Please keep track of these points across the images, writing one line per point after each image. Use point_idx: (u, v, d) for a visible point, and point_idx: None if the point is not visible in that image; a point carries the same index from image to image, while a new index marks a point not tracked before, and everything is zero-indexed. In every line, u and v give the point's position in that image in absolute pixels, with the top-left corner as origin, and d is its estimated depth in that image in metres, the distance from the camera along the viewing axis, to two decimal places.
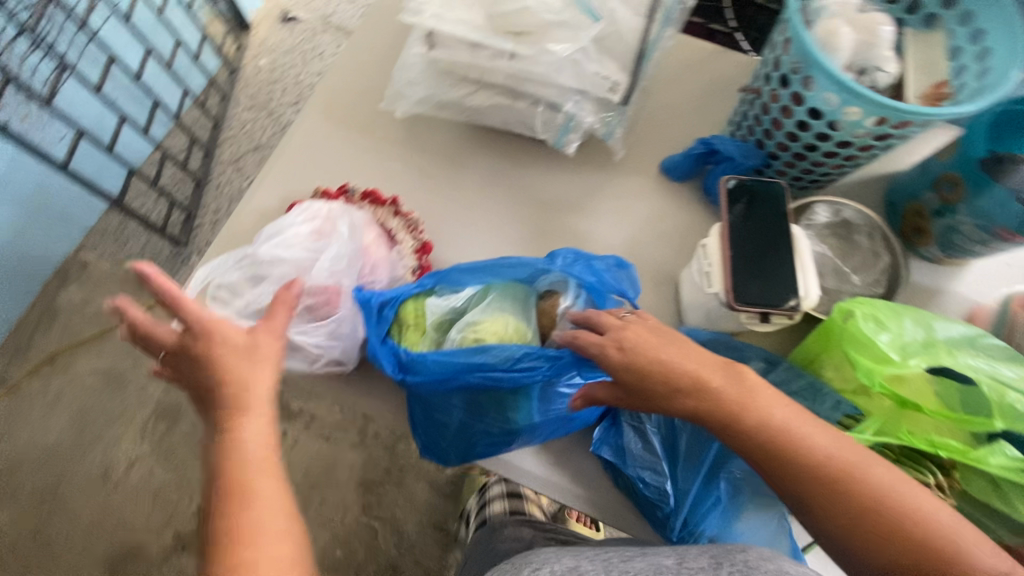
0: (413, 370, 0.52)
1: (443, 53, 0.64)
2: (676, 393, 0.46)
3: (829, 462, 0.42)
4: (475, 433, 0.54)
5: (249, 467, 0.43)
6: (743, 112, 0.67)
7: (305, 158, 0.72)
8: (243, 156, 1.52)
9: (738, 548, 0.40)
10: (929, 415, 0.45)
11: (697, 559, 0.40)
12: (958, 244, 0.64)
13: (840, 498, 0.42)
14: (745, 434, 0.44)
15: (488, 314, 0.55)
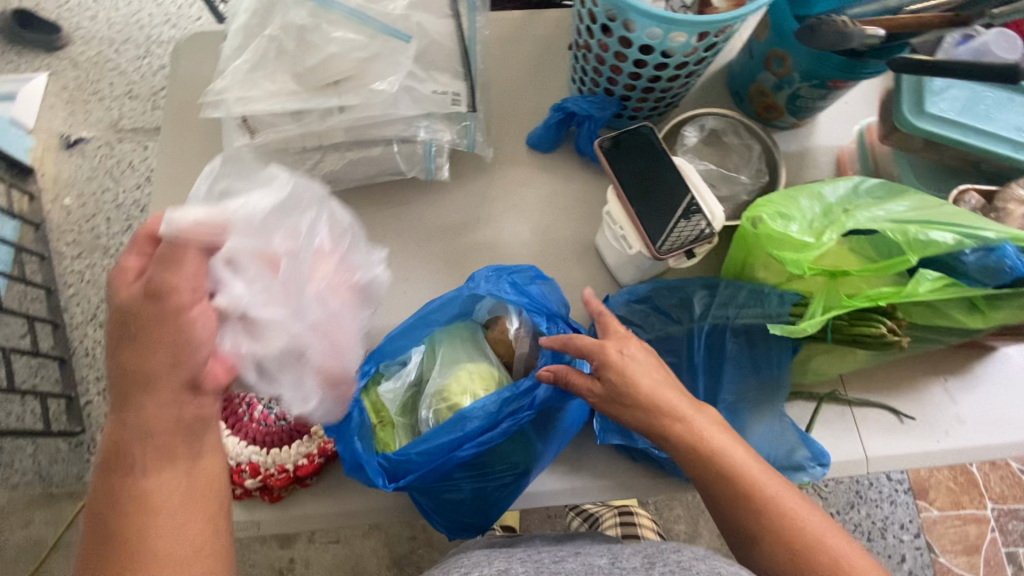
0: (403, 469, 0.49)
1: (273, 135, 0.60)
2: (651, 412, 0.47)
3: (759, 483, 0.44)
4: (491, 490, 0.52)
5: (136, 470, 0.38)
6: (581, 68, 0.68)
7: None
8: (99, 309, 1.34)
9: (669, 547, 0.45)
10: (857, 276, 0.49)
11: (631, 558, 0.45)
12: (805, 106, 0.69)
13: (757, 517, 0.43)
14: (688, 450, 0.45)
15: (448, 375, 0.53)
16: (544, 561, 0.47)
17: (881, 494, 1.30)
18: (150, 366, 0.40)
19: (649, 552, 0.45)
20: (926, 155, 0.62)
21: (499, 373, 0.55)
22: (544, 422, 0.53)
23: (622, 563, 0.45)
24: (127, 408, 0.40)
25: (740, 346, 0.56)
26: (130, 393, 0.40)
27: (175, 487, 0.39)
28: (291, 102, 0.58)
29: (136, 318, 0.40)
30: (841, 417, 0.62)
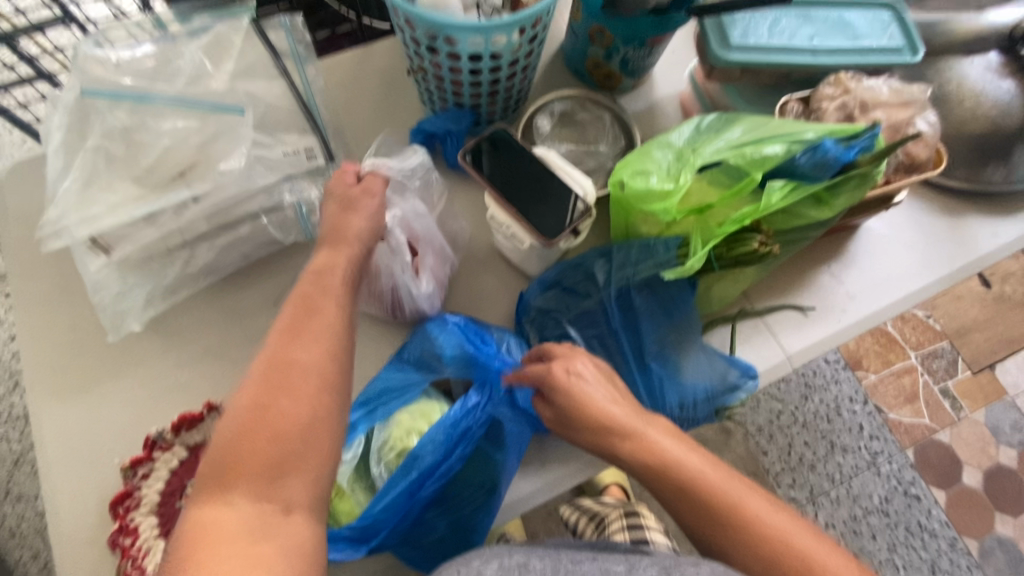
0: (373, 532, 0.48)
1: (132, 247, 0.57)
2: (601, 428, 0.48)
3: (729, 497, 0.45)
4: (466, 517, 0.52)
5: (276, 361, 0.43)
6: (425, 89, 0.69)
7: (81, 446, 0.59)
8: (10, 481, 1.20)
9: (690, 562, 0.43)
10: (718, 204, 0.54)
11: (649, 568, 0.44)
12: (638, 66, 0.74)
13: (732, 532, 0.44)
14: (658, 474, 0.46)
15: (390, 423, 0.54)
16: (561, 562, 0.46)
17: (827, 378, 1.42)
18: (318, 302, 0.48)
19: (667, 564, 0.44)
20: (748, 80, 0.69)
21: (439, 400, 0.57)
22: (495, 433, 0.54)
23: (641, 574, 0.44)
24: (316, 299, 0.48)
25: (647, 299, 0.60)
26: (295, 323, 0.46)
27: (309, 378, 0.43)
28: (139, 208, 0.55)
29: (288, 323, 0.46)
30: (756, 329, 0.67)
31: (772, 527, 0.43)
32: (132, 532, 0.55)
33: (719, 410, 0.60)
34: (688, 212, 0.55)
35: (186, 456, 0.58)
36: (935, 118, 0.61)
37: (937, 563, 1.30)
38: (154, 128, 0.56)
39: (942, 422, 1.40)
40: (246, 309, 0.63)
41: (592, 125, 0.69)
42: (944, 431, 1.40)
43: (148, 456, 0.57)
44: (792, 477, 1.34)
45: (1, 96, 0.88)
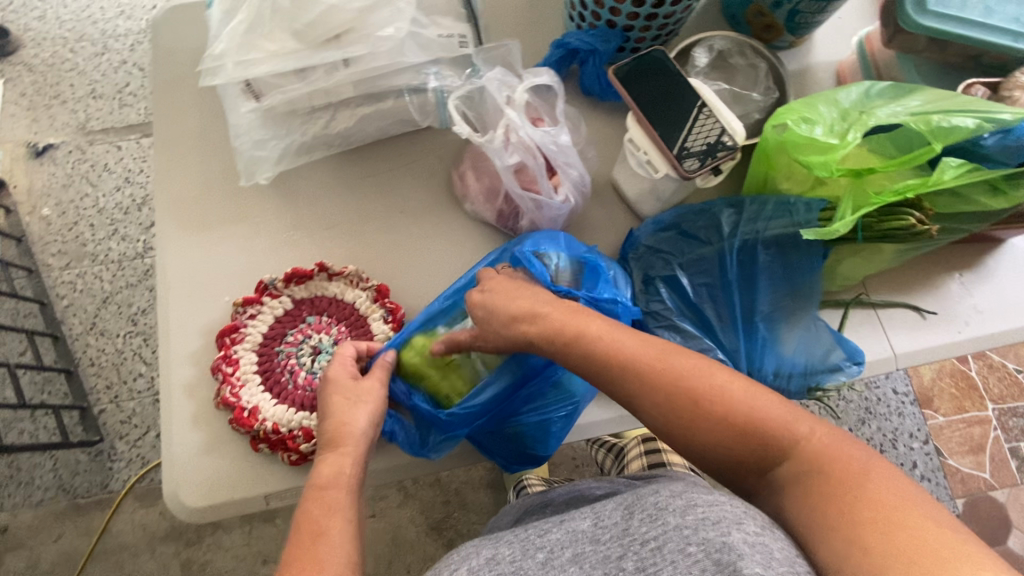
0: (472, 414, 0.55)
1: (279, 98, 0.58)
2: (532, 311, 0.51)
3: (639, 358, 0.46)
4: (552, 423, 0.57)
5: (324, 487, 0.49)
6: (579, 2, 0.66)
7: (198, 278, 0.63)
8: (97, 317, 1.31)
9: (647, 491, 0.45)
10: (882, 170, 0.50)
11: (612, 513, 0.45)
12: (805, 22, 0.69)
13: (649, 387, 0.45)
14: (567, 344, 0.48)
15: None
16: (529, 537, 0.46)
17: (890, 408, 1.35)
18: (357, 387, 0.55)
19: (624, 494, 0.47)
20: (929, 55, 0.63)
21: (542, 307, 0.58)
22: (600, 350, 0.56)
23: (604, 518, 0.44)
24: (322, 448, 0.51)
25: (770, 259, 0.57)
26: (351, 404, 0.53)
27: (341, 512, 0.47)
28: (294, 60, 0.56)
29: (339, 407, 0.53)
30: (868, 321, 0.64)
31: (688, 379, 0.44)
32: (234, 362, 0.59)
33: (813, 388, 0.58)
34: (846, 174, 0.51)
35: (291, 307, 0.61)
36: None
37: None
38: None
39: (1003, 481, 1.32)
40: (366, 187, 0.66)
41: (745, 71, 0.66)
42: (1002, 491, 1.32)
43: (258, 298, 0.60)
44: None
45: None
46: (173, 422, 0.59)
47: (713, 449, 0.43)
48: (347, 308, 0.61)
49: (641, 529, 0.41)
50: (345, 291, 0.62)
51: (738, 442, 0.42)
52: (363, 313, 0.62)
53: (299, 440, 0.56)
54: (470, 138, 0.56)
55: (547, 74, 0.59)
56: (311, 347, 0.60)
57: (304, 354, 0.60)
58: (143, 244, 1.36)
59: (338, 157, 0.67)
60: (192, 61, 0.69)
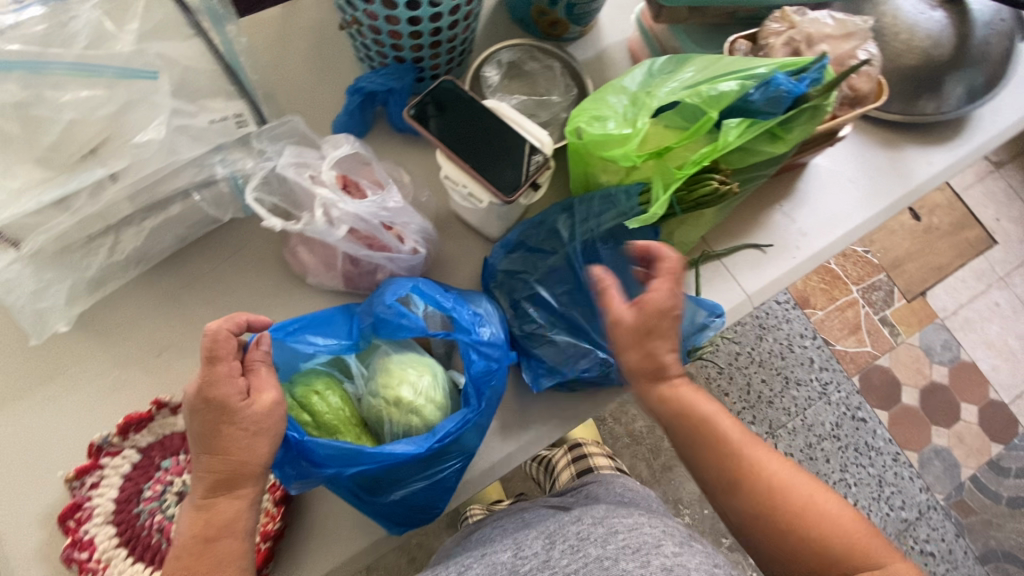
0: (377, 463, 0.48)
1: (43, 239, 0.49)
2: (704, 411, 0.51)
3: (741, 439, 0.51)
4: (443, 470, 0.53)
5: (210, 530, 0.44)
6: (362, 45, 0.64)
7: (16, 461, 0.54)
8: None
9: (564, 525, 0.59)
10: (677, 146, 0.54)
11: (533, 543, 0.59)
12: (584, 12, 0.72)
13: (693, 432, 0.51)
14: (697, 430, 0.51)
15: (378, 371, 0.54)
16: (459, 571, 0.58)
17: (778, 318, 1.49)
18: (256, 400, 0.46)
19: (548, 532, 0.60)
20: (694, 21, 0.67)
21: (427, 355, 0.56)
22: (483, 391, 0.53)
23: (522, 551, 0.58)
24: (214, 472, 0.45)
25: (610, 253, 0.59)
26: (241, 425, 0.45)
27: (238, 556, 0.45)
28: (45, 192, 0.48)
29: (216, 433, 0.45)
30: (717, 273, 0.69)
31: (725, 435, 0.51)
32: (85, 544, 0.51)
33: (690, 350, 0.62)
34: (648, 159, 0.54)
35: (139, 459, 0.54)
36: (875, 50, 0.61)
37: (884, 476, 1.41)
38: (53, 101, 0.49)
39: (883, 348, 1.50)
40: (189, 298, 0.60)
41: (542, 75, 0.67)
42: (885, 357, 1.50)
43: (94, 462, 0.53)
44: (752, 415, 1.41)
45: None
46: None
47: (734, 499, 0.51)
48: None
49: (561, 559, 0.55)
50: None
51: (751, 494, 0.50)
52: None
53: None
54: (286, 228, 0.51)
55: (346, 143, 0.57)
56: (176, 495, 0.54)
57: (169, 505, 0.54)
58: None
59: (149, 274, 0.60)
60: None
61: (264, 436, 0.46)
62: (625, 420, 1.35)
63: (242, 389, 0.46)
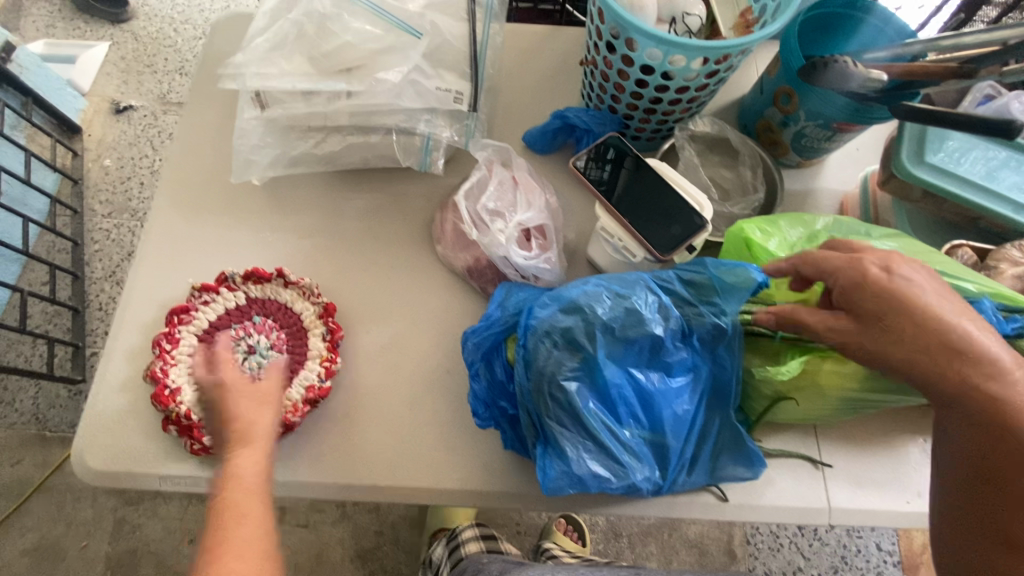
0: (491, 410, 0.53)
1: (282, 113, 0.62)
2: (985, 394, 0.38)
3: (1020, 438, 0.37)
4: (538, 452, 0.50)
5: (249, 490, 0.50)
6: (589, 83, 0.70)
7: (171, 257, 0.68)
8: (120, 266, 1.45)
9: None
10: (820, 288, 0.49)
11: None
12: (810, 145, 0.70)
13: (928, 357, 0.39)
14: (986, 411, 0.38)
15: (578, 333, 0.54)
16: None
17: (869, 564, 1.23)
18: (241, 413, 0.54)
19: None
20: (924, 206, 0.61)
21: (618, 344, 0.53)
22: (637, 416, 0.50)
23: None
24: (237, 418, 0.54)
25: (620, 348, 0.49)
26: (240, 419, 0.54)
27: (257, 501, 0.50)
28: (302, 82, 0.61)
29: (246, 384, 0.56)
30: (805, 465, 0.60)
31: (979, 344, 0.38)
32: (172, 342, 0.60)
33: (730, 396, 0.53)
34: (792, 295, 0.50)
35: (242, 303, 0.63)
36: None
37: None
38: (345, 23, 0.62)
39: None
40: (345, 211, 0.70)
41: (743, 186, 0.66)
42: None
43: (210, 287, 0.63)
44: None
45: None
46: (99, 383, 0.62)
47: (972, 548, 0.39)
48: (293, 317, 0.63)
49: None
50: (295, 300, 0.64)
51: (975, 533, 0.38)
52: (305, 325, 0.63)
53: (208, 432, 0.57)
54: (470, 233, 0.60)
55: (544, 198, 0.64)
56: (247, 346, 0.62)
57: (241, 349, 0.61)
58: None
59: (331, 174, 0.71)
60: None
61: (263, 412, 0.55)
62: (639, 553, 1.23)
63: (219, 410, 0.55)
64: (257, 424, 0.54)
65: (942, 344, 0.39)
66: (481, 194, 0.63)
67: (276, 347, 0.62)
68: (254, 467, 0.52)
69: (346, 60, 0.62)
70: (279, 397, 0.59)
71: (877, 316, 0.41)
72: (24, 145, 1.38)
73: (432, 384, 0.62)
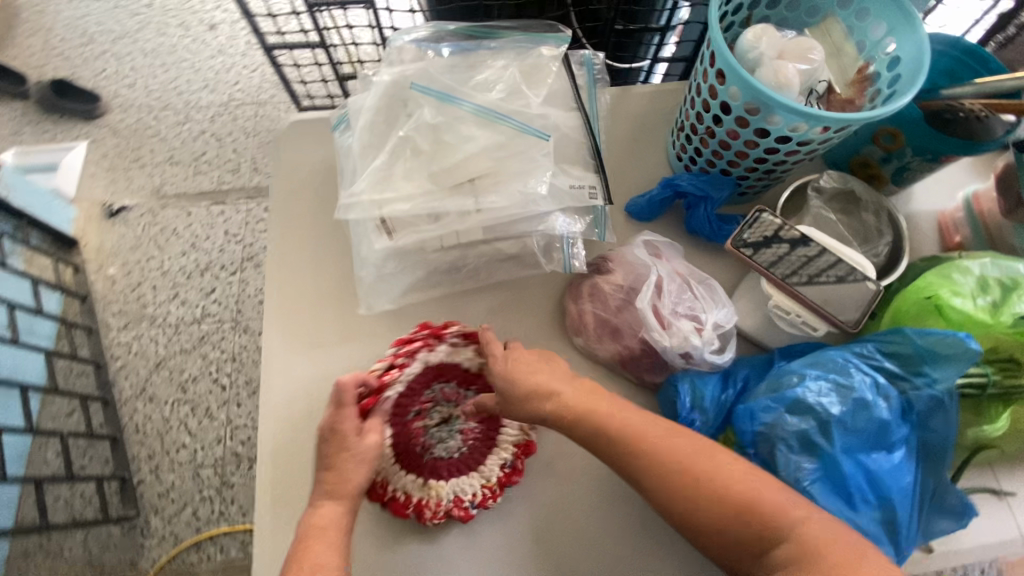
0: None
1: (412, 237, 0.59)
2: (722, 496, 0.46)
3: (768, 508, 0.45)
4: None
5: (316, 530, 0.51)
6: (695, 149, 0.69)
7: (300, 400, 0.62)
8: (149, 382, 1.31)
9: None
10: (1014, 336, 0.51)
11: None
12: (910, 177, 0.71)
13: (698, 493, 0.46)
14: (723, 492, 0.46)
15: None
16: None
17: None
18: (348, 474, 0.53)
19: None
20: None
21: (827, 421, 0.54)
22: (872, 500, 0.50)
23: None
24: (336, 474, 0.53)
25: (849, 437, 0.48)
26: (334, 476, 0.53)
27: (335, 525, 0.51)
28: (431, 203, 0.58)
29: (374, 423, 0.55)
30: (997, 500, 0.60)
31: (710, 471, 0.47)
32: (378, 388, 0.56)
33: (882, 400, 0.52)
34: (986, 348, 0.52)
35: (464, 369, 0.60)
36: None
37: None
38: (461, 135, 0.60)
39: None
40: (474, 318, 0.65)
41: (867, 232, 0.66)
42: None
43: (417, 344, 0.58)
44: None
45: (279, 58, 0.98)
46: (263, 561, 0.56)
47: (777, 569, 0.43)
48: (491, 430, 0.59)
49: None
50: (486, 409, 0.59)
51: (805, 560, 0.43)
52: (496, 437, 0.59)
53: (383, 490, 0.56)
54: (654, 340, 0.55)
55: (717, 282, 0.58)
56: (441, 416, 0.59)
57: (437, 416, 0.59)
58: (200, 310, 1.38)
59: None
60: (317, 178, 0.72)
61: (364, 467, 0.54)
62: None
63: (359, 431, 0.55)
64: (356, 479, 0.53)
65: (690, 475, 0.47)
66: (665, 298, 0.56)
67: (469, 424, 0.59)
68: (337, 517, 0.52)
69: (472, 171, 0.59)
70: (457, 481, 0.56)
71: (637, 444, 0.49)
72: (26, 271, 1.27)
73: (615, 491, 0.59)
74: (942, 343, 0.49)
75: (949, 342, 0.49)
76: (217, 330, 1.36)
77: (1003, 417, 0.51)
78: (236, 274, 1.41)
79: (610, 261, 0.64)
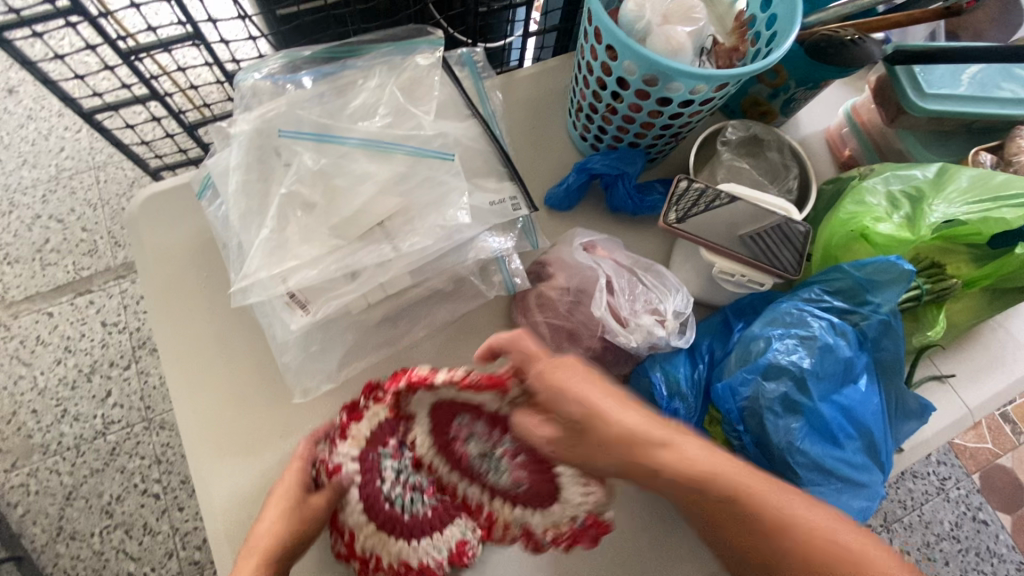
0: None
1: (332, 304, 0.52)
2: (716, 482, 0.40)
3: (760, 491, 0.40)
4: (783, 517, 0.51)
5: None
6: (598, 129, 0.66)
7: (255, 518, 0.53)
8: (62, 523, 1.08)
9: None
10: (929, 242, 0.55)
11: None
12: (799, 106, 0.73)
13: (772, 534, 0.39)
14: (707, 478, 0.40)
15: None
16: None
17: None
18: (276, 527, 0.47)
19: None
20: (928, 127, 0.68)
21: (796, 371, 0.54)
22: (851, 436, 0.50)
23: None
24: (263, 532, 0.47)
25: (823, 384, 0.49)
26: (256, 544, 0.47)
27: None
28: (340, 260, 0.51)
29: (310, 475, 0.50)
30: (941, 389, 0.65)
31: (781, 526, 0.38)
32: (342, 435, 0.49)
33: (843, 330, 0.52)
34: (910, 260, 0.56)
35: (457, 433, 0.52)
36: None
37: None
38: (353, 176, 0.53)
39: (1005, 447, 1.34)
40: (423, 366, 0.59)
41: (776, 169, 0.67)
42: (1008, 457, 1.33)
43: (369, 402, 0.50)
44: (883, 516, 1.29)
45: (107, 122, 0.82)
46: None
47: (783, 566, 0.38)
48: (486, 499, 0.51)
49: None
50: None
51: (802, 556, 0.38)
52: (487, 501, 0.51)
53: (366, 561, 0.49)
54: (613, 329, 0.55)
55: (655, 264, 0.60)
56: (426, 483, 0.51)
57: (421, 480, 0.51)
58: (101, 420, 1.14)
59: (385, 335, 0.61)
60: (197, 258, 0.62)
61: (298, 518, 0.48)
62: None
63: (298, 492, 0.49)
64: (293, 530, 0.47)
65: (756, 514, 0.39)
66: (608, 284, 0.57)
67: (511, 453, 0.51)
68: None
69: (377, 213, 0.52)
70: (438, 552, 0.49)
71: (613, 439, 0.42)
72: None
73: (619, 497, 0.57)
74: (877, 268, 0.51)
75: (882, 266, 0.51)
76: (128, 436, 1.14)
77: (939, 319, 0.55)
78: (130, 367, 1.18)
79: (549, 265, 0.61)
